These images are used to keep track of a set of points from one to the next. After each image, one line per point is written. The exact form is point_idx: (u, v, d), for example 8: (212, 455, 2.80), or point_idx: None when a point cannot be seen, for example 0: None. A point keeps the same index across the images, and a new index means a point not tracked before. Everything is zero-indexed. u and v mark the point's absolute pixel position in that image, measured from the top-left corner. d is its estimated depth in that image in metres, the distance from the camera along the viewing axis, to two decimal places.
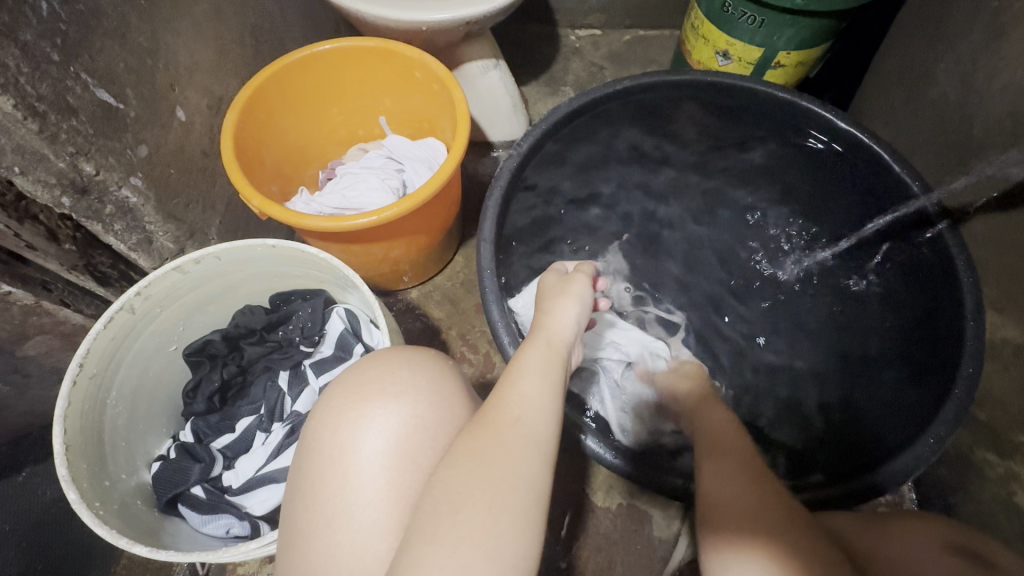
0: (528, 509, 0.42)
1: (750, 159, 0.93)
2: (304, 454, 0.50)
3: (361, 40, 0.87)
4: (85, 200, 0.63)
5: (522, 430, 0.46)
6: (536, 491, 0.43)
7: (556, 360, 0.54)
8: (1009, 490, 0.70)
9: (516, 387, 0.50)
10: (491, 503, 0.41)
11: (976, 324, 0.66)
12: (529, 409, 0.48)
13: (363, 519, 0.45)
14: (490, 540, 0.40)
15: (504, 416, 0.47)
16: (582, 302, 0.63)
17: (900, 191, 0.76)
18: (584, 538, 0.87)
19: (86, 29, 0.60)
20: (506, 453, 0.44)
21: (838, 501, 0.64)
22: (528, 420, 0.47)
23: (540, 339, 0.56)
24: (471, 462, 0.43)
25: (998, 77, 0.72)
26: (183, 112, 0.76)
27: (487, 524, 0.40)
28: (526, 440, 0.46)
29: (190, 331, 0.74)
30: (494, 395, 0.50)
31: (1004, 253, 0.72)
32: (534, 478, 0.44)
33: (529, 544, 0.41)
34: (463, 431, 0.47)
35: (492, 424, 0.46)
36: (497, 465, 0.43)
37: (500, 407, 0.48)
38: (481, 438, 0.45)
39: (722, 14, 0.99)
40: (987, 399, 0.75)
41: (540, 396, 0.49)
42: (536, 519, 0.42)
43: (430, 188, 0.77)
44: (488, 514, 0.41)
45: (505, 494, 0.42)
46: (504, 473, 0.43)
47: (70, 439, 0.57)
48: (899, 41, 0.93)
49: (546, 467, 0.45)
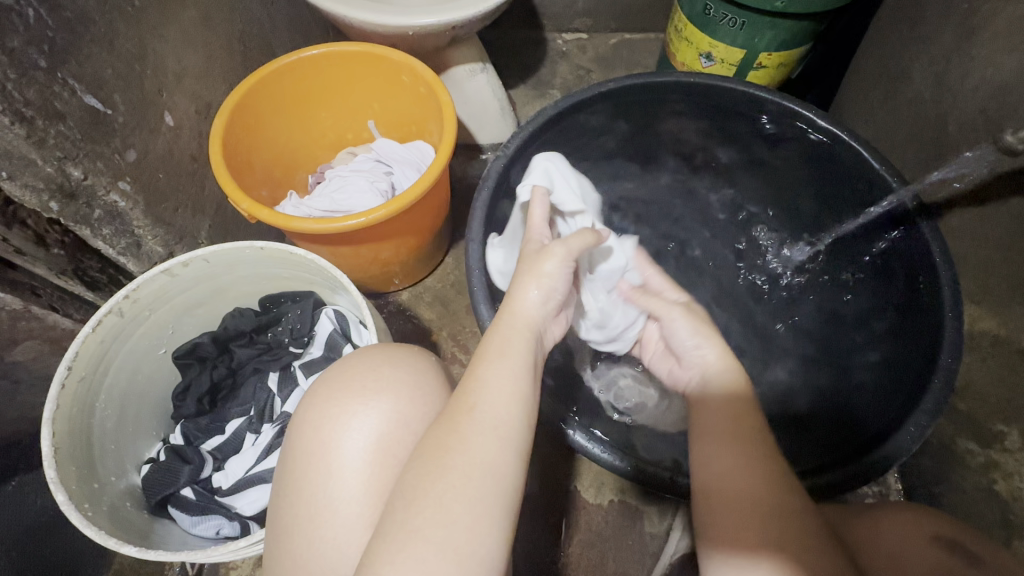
0: (493, 495, 0.43)
1: (732, 157, 0.95)
2: (282, 455, 0.51)
3: (349, 45, 0.88)
4: (73, 205, 0.63)
5: (485, 423, 0.46)
6: (500, 480, 0.44)
7: (522, 346, 0.52)
8: (991, 478, 0.72)
9: (479, 375, 0.49)
10: (452, 494, 0.42)
11: (954, 316, 0.68)
12: (494, 398, 0.47)
13: (338, 515, 0.46)
14: (448, 531, 0.41)
15: (466, 409, 0.47)
16: (552, 283, 0.54)
17: (880, 186, 0.78)
18: (576, 534, 0.87)
19: (74, 35, 0.61)
20: (468, 442, 0.45)
21: (839, 483, 0.65)
22: (495, 410, 0.47)
23: (506, 321, 0.53)
24: (433, 458, 0.44)
25: (969, 77, 0.75)
26: (172, 117, 0.76)
27: (453, 512, 0.42)
28: (486, 431, 0.46)
29: (179, 334, 0.74)
30: (460, 386, 0.49)
31: (980, 246, 0.75)
32: (497, 467, 0.45)
33: (497, 529, 0.43)
34: (433, 425, 0.47)
35: (453, 415, 0.47)
36: (458, 455, 0.44)
37: (462, 396, 0.48)
38: (447, 432, 0.46)
39: (704, 17, 1.01)
40: (967, 390, 0.77)
41: (505, 387, 0.48)
42: (500, 508, 0.43)
43: (417, 190, 0.78)
44: (448, 508, 0.42)
45: (467, 482, 0.43)
46: (462, 465, 0.44)
47: (59, 441, 0.57)
48: (876, 41, 0.95)
49: (512, 455, 0.46)
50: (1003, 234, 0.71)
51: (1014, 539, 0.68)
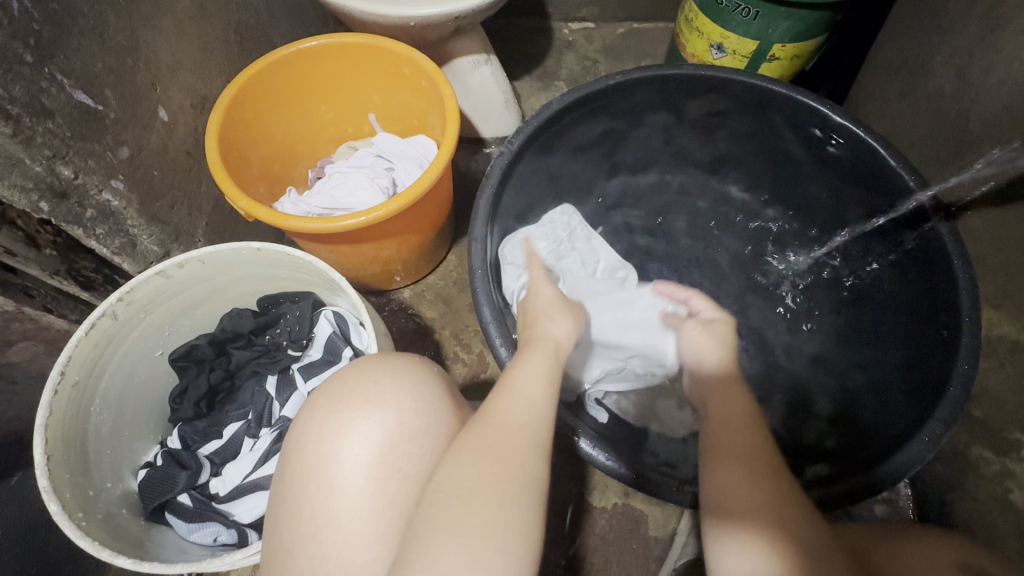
0: (528, 502, 0.44)
1: (743, 153, 0.92)
2: (285, 466, 0.48)
3: (348, 35, 0.85)
4: (64, 204, 0.62)
5: (521, 431, 0.48)
6: (533, 489, 0.45)
7: (550, 368, 0.55)
8: (1005, 487, 0.70)
9: (516, 390, 0.51)
10: (494, 495, 0.43)
11: (971, 321, 0.66)
12: (529, 409, 0.50)
13: (352, 528, 0.45)
14: (494, 529, 0.41)
15: (504, 417, 0.48)
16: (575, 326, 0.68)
17: (897, 186, 0.75)
18: (579, 537, 0.86)
19: (61, 28, 0.58)
20: (502, 451, 0.45)
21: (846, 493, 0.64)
22: (530, 419, 0.49)
23: (537, 349, 0.58)
24: (471, 461, 0.45)
25: (993, 71, 0.71)
26: (166, 112, 0.74)
27: (490, 516, 0.42)
28: (522, 437, 0.47)
29: (175, 336, 0.72)
30: (491, 397, 0.51)
31: (1000, 249, 0.72)
32: (535, 470, 0.46)
33: (530, 536, 0.43)
34: (464, 431, 0.48)
35: (489, 422, 0.48)
36: (491, 462, 0.44)
37: (492, 408, 0.49)
38: (483, 437, 0.46)
39: (716, 6, 0.97)
40: (983, 397, 0.75)
41: (538, 400, 0.51)
42: (538, 510, 0.44)
43: (419, 188, 0.76)
44: (492, 510, 0.42)
45: (502, 489, 0.43)
46: (504, 467, 0.44)
47: (52, 448, 0.56)
48: (895, 32, 0.92)
49: (544, 461, 0.47)
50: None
51: None
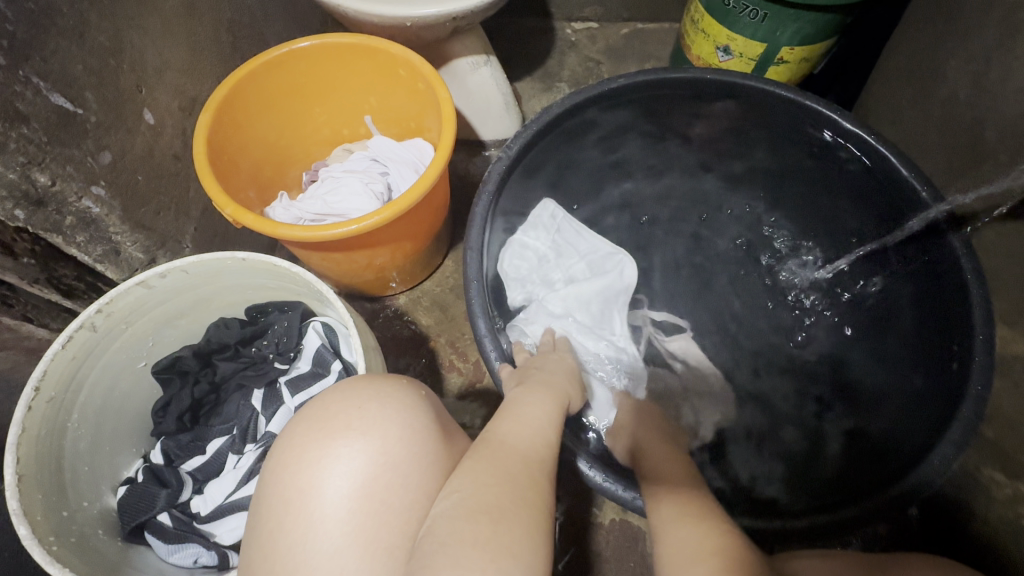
0: (532, 525, 0.43)
1: (750, 160, 0.89)
2: (266, 499, 0.46)
3: (341, 35, 0.82)
4: (42, 212, 0.59)
5: (524, 450, 0.49)
6: (534, 512, 0.44)
7: (546, 398, 0.58)
8: (1018, 513, 0.67)
9: (515, 416, 0.53)
10: (505, 506, 0.43)
11: (985, 339, 0.63)
12: (529, 433, 0.51)
13: (342, 561, 0.42)
14: (504, 539, 0.41)
15: (506, 437, 0.50)
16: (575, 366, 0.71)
17: (909, 199, 0.72)
18: (575, 556, 0.84)
19: (37, 28, 0.56)
20: (500, 475, 0.45)
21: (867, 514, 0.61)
22: (531, 441, 0.51)
23: (533, 381, 0.61)
24: (477, 475, 0.45)
25: (1012, 78, 0.68)
26: (152, 115, 0.72)
27: (493, 540, 0.40)
28: (526, 456, 0.48)
29: (159, 347, 0.70)
30: (492, 425, 0.53)
31: (1017, 264, 0.69)
32: (541, 489, 0.46)
33: (536, 562, 0.41)
34: (468, 453, 0.49)
35: (493, 443, 0.49)
36: (489, 486, 0.44)
37: (489, 439, 0.50)
38: (486, 453, 0.48)
39: (722, 8, 0.94)
40: (996, 418, 0.72)
41: (537, 426, 0.53)
42: (546, 526, 0.44)
43: (413, 195, 0.73)
44: (502, 520, 0.42)
45: (500, 510, 0.42)
46: (512, 480, 0.45)
47: (24, 468, 0.54)
48: (909, 35, 0.88)
49: (548, 481, 0.48)
50: None
51: None
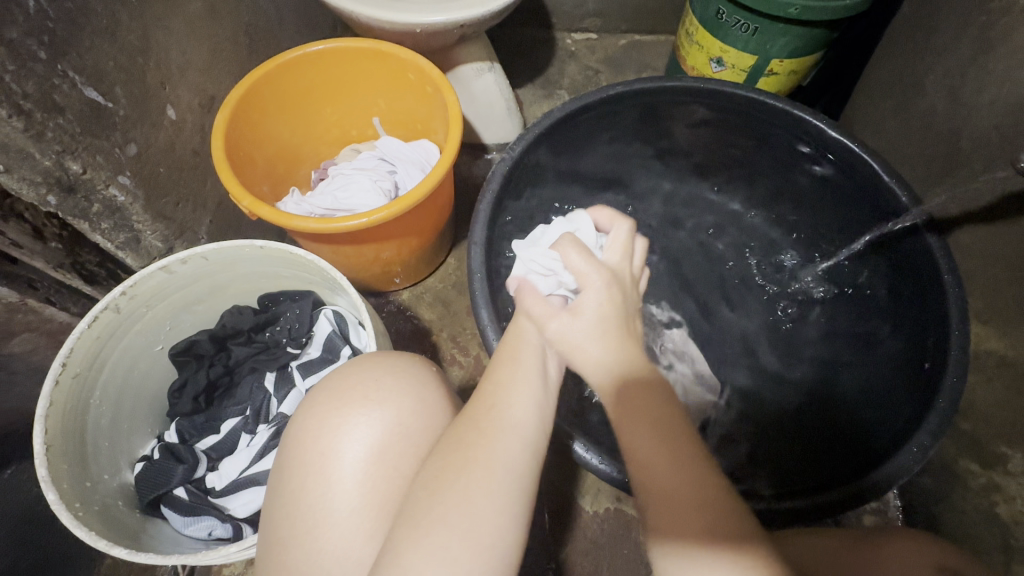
0: (519, 489, 0.45)
1: (741, 164, 0.94)
2: (284, 461, 0.49)
3: (354, 40, 0.86)
4: (72, 199, 0.63)
5: (503, 422, 0.48)
6: (520, 478, 0.46)
7: (535, 352, 0.54)
8: (992, 500, 0.71)
9: (498, 380, 0.51)
10: (472, 486, 0.44)
11: (961, 334, 0.67)
12: (511, 400, 0.50)
13: (349, 523, 0.46)
14: (469, 522, 0.43)
15: (486, 407, 0.49)
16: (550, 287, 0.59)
17: (890, 203, 0.77)
18: (570, 542, 0.87)
19: (75, 26, 0.59)
20: (491, 444, 0.46)
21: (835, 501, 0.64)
22: (513, 409, 0.49)
23: (518, 330, 0.56)
24: (452, 453, 0.46)
25: (985, 91, 0.73)
26: (174, 111, 0.75)
27: (459, 520, 0.42)
28: (503, 429, 0.48)
29: (176, 331, 0.73)
30: (478, 388, 0.52)
31: (989, 265, 0.73)
32: (518, 466, 0.46)
33: (504, 534, 0.44)
34: (451, 423, 0.49)
35: (473, 414, 0.49)
36: (480, 456, 0.46)
37: (480, 399, 0.50)
38: (464, 429, 0.48)
39: (716, 21, 0.99)
40: (971, 410, 0.76)
41: (522, 390, 0.50)
42: (519, 503, 0.45)
43: (421, 191, 0.77)
44: (469, 501, 0.43)
45: (487, 479, 0.45)
46: (482, 459, 0.45)
47: (51, 439, 0.57)
48: (890, 51, 0.94)
49: (528, 453, 0.48)
50: (1014, 254, 0.69)
51: (1014, 563, 0.67)
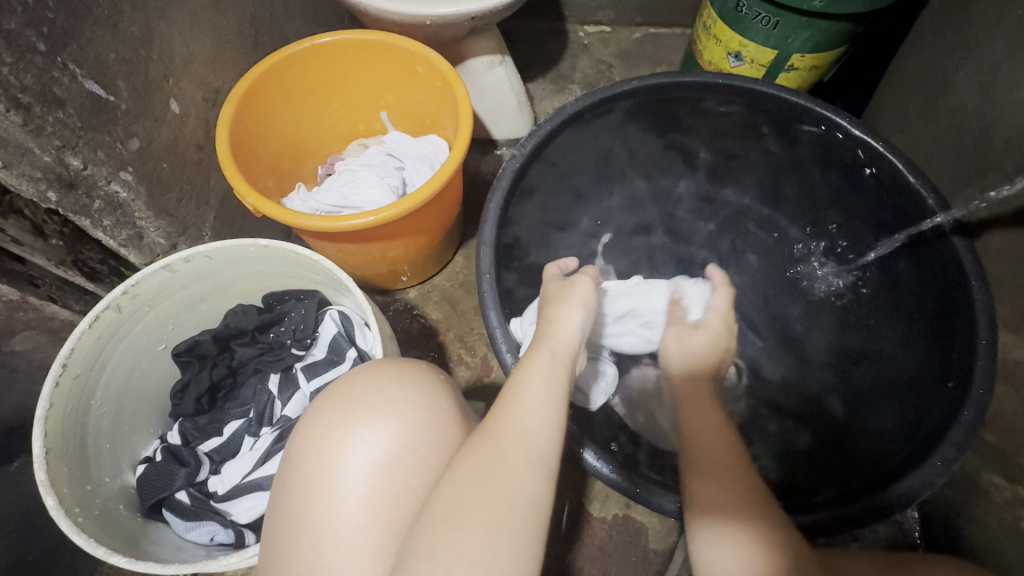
0: (530, 525, 0.42)
1: (759, 164, 0.91)
2: (287, 474, 0.48)
3: (362, 33, 0.84)
4: (72, 195, 0.61)
5: (525, 449, 0.45)
6: (538, 508, 0.43)
7: (559, 371, 0.52)
8: (1016, 515, 0.68)
9: (521, 399, 0.48)
10: (494, 520, 0.41)
11: (988, 344, 0.64)
12: (533, 423, 0.47)
13: (354, 541, 0.43)
14: (490, 557, 0.39)
15: (508, 431, 0.46)
16: (585, 307, 0.60)
17: (915, 206, 0.73)
18: (578, 548, 0.85)
19: (76, 18, 0.58)
20: (511, 468, 0.43)
21: (852, 517, 0.62)
22: (535, 434, 0.46)
23: (543, 347, 0.54)
24: (471, 479, 0.43)
25: (1019, 89, 0.69)
26: (177, 104, 0.74)
27: (478, 553, 0.39)
28: (525, 455, 0.45)
29: (179, 330, 0.72)
30: (496, 407, 0.49)
31: (1020, 271, 0.70)
32: (537, 495, 0.43)
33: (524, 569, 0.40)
34: (468, 445, 0.46)
35: (494, 437, 0.45)
36: (501, 480, 0.42)
37: (501, 422, 0.47)
38: (483, 454, 0.44)
39: (735, 14, 0.96)
40: (997, 421, 0.72)
41: (542, 413, 0.48)
42: (536, 537, 0.42)
43: (429, 189, 0.75)
44: (491, 535, 0.40)
45: (511, 508, 0.41)
46: (505, 490, 0.42)
47: (52, 442, 0.56)
48: (918, 45, 0.90)
49: (547, 481, 0.45)
50: None
51: None
